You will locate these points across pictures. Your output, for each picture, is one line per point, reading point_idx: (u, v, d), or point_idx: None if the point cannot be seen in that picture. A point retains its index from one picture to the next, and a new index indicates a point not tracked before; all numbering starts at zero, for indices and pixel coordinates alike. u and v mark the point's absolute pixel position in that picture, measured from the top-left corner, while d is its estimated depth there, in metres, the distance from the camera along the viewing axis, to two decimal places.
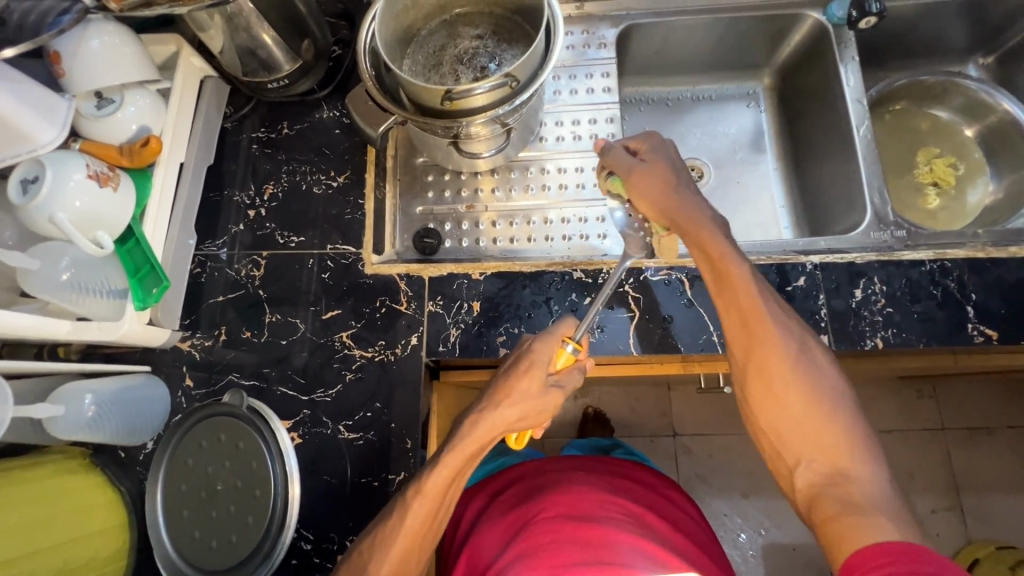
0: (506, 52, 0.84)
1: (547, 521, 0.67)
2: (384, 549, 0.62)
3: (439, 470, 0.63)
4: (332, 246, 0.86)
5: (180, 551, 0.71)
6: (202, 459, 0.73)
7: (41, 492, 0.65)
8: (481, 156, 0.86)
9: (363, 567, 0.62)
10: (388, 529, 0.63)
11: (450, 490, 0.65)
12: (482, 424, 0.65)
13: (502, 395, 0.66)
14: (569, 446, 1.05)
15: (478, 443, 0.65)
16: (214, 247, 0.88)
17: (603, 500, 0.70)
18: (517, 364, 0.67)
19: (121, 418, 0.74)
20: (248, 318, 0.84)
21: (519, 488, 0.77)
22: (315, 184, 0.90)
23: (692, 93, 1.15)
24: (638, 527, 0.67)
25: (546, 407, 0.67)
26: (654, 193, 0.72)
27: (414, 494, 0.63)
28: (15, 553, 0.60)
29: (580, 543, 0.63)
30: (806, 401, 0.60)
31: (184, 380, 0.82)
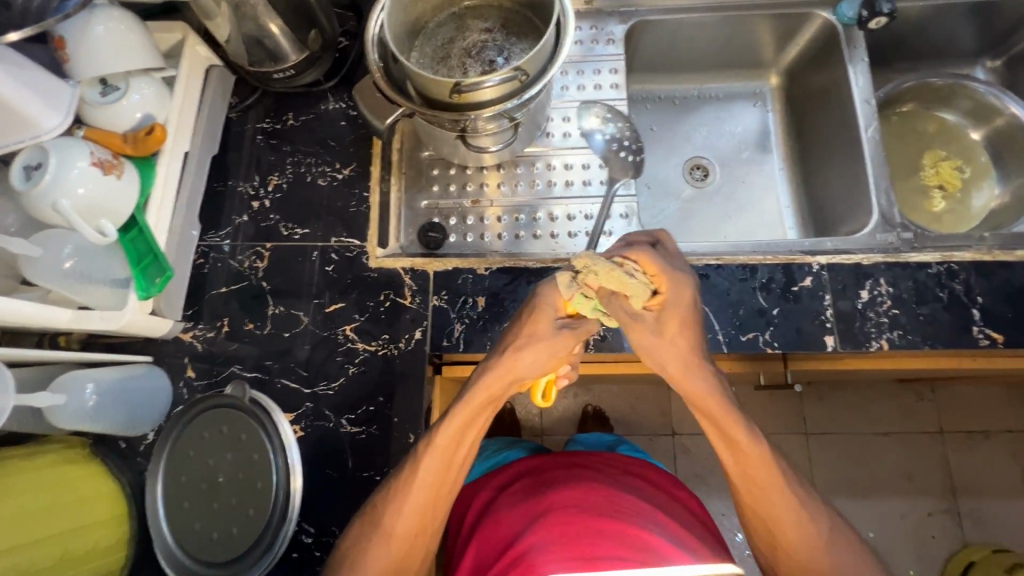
0: (515, 46, 0.84)
1: (561, 512, 0.67)
2: (400, 502, 0.64)
3: (450, 420, 0.64)
4: (336, 239, 0.86)
5: (180, 542, 0.71)
6: (203, 450, 0.73)
7: (43, 480, 0.65)
8: (488, 150, 0.86)
9: (380, 521, 0.64)
10: (402, 483, 0.64)
11: (461, 444, 0.65)
12: (488, 373, 0.64)
13: (511, 343, 0.66)
14: (572, 442, 1.05)
15: (488, 395, 0.64)
16: (217, 238, 0.87)
17: (615, 494, 0.70)
18: (523, 314, 0.67)
19: (122, 408, 0.73)
20: (251, 309, 0.83)
21: (528, 480, 0.77)
22: (320, 176, 0.89)
23: (699, 92, 1.14)
24: (650, 522, 0.67)
25: (557, 348, 0.65)
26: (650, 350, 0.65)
27: (426, 448, 0.64)
28: (19, 541, 0.60)
29: (596, 534, 0.63)
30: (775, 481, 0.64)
31: (185, 371, 0.81)
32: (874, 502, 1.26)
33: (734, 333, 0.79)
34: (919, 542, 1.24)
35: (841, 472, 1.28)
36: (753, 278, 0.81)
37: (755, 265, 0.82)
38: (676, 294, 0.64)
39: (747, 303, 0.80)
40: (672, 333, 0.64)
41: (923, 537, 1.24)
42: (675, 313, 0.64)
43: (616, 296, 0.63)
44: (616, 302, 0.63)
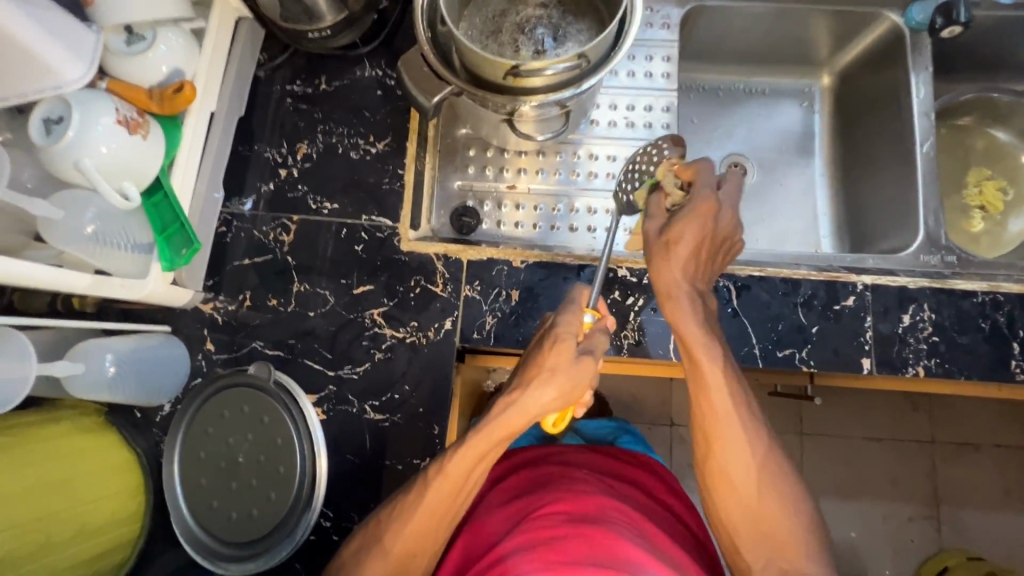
0: (571, 26, 0.78)
1: (546, 516, 0.65)
2: (399, 522, 0.64)
3: (462, 451, 0.63)
4: (366, 217, 0.82)
5: (197, 518, 0.70)
6: (223, 428, 0.71)
7: (55, 453, 0.63)
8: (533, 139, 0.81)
9: (380, 539, 0.64)
10: (400, 512, 0.64)
11: (472, 472, 0.64)
12: (509, 411, 0.62)
13: (530, 378, 0.62)
14: (573, 430, 1.03)
15: (507, 429, 0.62)
16: (241, 205, 0.83)
17: (608, 503, 0.68)
18: (542, 342, 0.64)
19: (140, 380, 0.71)
20: (275, 285, 0.80)
21: (523, 479, 0.77)
22: (351, 148, 0.84)
23: (746, 86, 1.09)
24: (636, 535, 0.64)
25: (579, 382, 0.62)
26: (693, 232, 0.64)
27: (435, 474, 0.63)
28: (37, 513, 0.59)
29: (580, 543, 0.60)
30: (748, 463, 0.64)
31: (204, 343, 0.78)
32: (861, 504, 1.29)
33: (771, 349, 0.78)
34: (897, 545, 1.27)
35: (832, 473, 1.30)
36: (795, 293, 0.79)
37: (798, 280, 0.79)
38: (695, 209, 0.64)
39: (786, 318, 0.79)
40: (683, 253, 0.65)
41: (902, 540, 1.27)
42: (686, 220, 0.64)
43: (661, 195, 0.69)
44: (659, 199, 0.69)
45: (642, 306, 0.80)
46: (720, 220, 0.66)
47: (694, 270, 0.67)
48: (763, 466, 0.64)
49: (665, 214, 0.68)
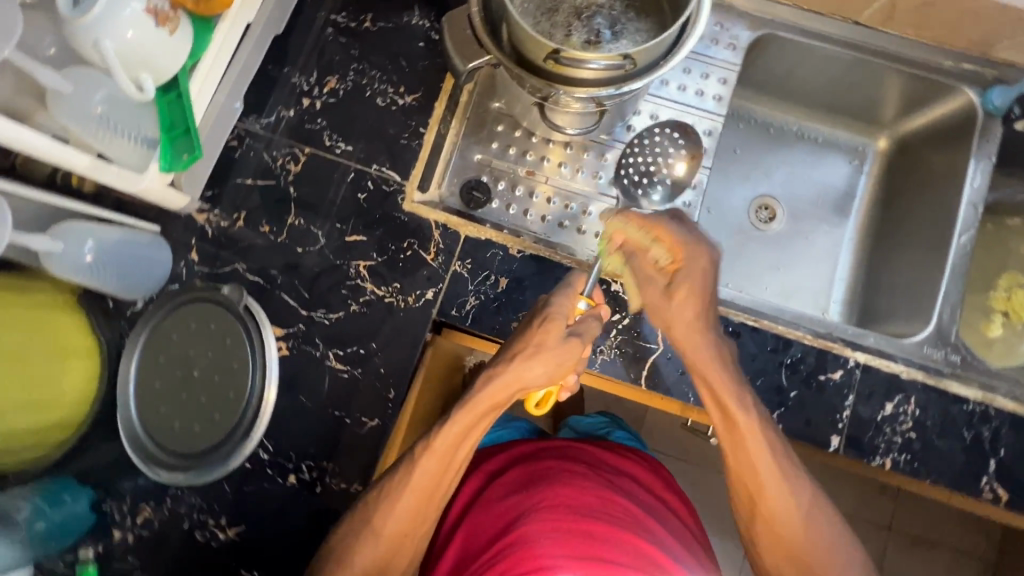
0: (631, 22, 0.74)
1: (555, 510, 0.68)
2: (391, 503, 0.64)
3: (449, 426, 0.64)
4: (377, 167, 0.80)
5: (141, 419, 0.71)
6: (186, 339, 0.71)
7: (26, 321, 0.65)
8: (562, 130, 0.82)
9: (370, 522, 0.64)
10: (392, 491, 0.65)
11: (459, 447, 0.65)
12: (495, 381, 0.64)
13: (518, 350, 0.65)
14: (567, 425, 1.02)
15: (492, 401, 0.64)
16: (257, 125, 0.81)
17: (613, 499, 0.71)
18: (533, 320, 0.66)
19: (119, 272, 0.71)
20: (272, 212, 0.79)
21: (517, 469, 0.77)
22: (379, 94, 0.82)
23: (798, 129, 1.04)
24: (645, 533, 0.69)
25: (564, 360, 0.64)
26: (696, 277, 0.67)
27: (422, 451, 0.65)
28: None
29: (604, 541, 0.66)
30: (780, 495, 0.64)
31: (189, 252, 0.78)
32: None
33: None
34: None
35: None
36: (783, 353, 0.77)
37: (790, 340, 0.78)
38: (691, 266, 0.67)
39: (768, 375, 0.76)
40: (681, 305, 0.68)
41: None
42: (686, 283, 0.67)
43: (641, 255, 0.70)
44: (638, 261, 0.70)
45: (626, 327, 0.79)
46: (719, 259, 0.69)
47: (706, 309, 0.68)
48: (802, 498, 0.65)
49: (660, 274, 0.69)
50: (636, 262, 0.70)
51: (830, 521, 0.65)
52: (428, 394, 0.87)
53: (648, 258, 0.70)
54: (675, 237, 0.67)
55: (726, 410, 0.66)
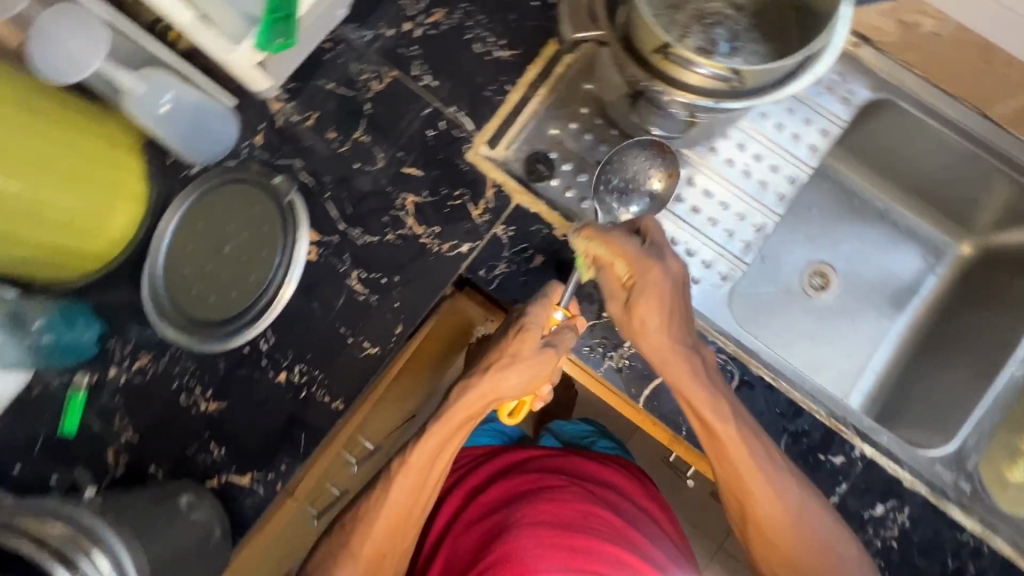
0: (752, 43, 0.71)
1: (537, 525, 0.73)
2: (368, 523, 0.71)
3: (427, 440, 0.71)
4: (453, 110, 0.79)
5: (164, 276, 0.74)
6: (226, 215, 0.75)
7: (78, 153, 0.66)
8: (650, 127, 0.76)
9: (350, 538, 0.71)
10: (368, 510, 0.71)
11: (434, 464, 0.72)
12: (469, 393, 0.70)
13: (494, 361, 0.70)
14: (549, 430, 1.01)
15: (467, 411, 0.71)
16: (354, 35, 0.80)
17: (592, 511, 0.77)
18: (511, 330, 0.70)
19: (186, 131, 0.73)
20: (342, 122, 0.79)
21: (494, 487, 0.82)
22: (478, 40, 0.80)
23: (884, 208, 0.99)
24: (623, 542, 0.74)
25: (539, 365, 0.69)
26: (657, 309, 0.66)
27: (399, 467, 0.72)
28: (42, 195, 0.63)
29: (584, 552, 0.71)
30: (774, 509, 0.67)
31: (254, 136, 0.79)
32: None
33: None
34: None
35: None
36: (791, 420, 0.75)
37: (803, 410, 0.75)
38: (646, 281, 0.66)
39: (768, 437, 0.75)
40: (667, 331, 0.67)
41: None
42: (644, 300, 0.66)
43: (609, 270, 0.69)
44: (604, 278, 0.69)
45: None
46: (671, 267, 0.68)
47: (677, 326, 0.68)
48: (795, 507, 0.67)
49: (620, 288, 0.68)
50: (603, 274, 0.69)
51: (829, 527, 0.68)
52: (432, 356, 0.86)
53: (612, 274, 0.69)
54: (631, 249, 0.66)
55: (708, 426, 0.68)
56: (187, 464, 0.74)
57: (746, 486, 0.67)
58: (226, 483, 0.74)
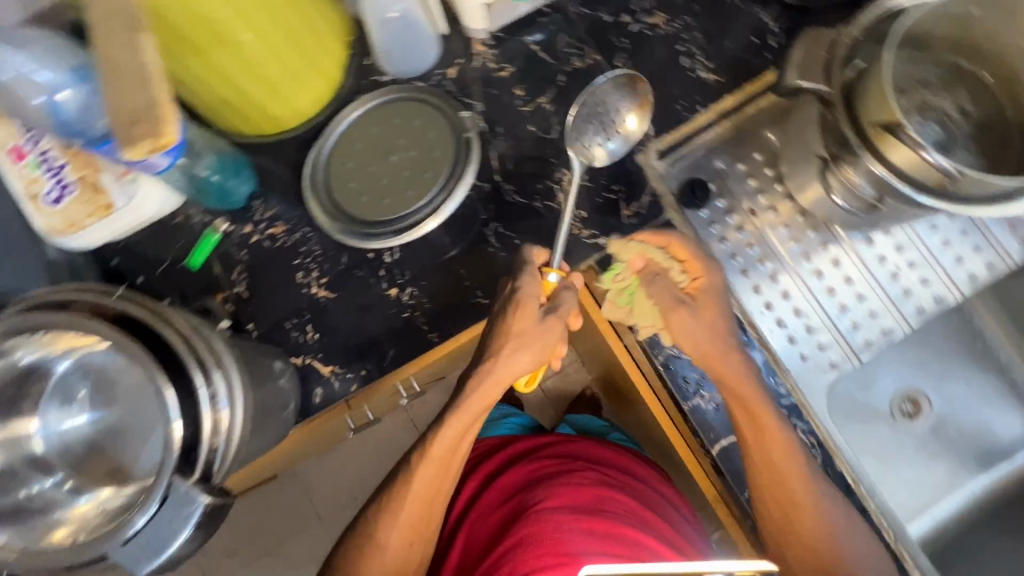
0: (966, 154, 0.69)
1: (560, 507, 0.73)
2: (393, 516, 0.72)
3: (444, 432, 0.71)
4: (639, 111, 0.80)
5: (328, 160, 0.78)
6: (405, 129, 0.79)
7: (298, 29, 0.69)
8: (832, 194, 0.73)
9: (375, 534, 0.72)
10: (396, 498, 0.72)
11: (463, 440, 0.72)
12: (485, 379, 0.69)
13: (505, 341, 0.69)
14: (567, 421, 1.13)
15: (487, 398, 0.71)
16: (572, 8, 0.82)
17: (607, 497, 0.76)
18: (507, 307, 0.69)
19: (397, 42, 0.76)
20: (531, 82, 0.81)
21: (506, 479, 0.83)
22: (687, 55, 0.81)
23: (1008, 363, 0.94)
24: (641, 524, 0.74)
25: (543, 339, 0.69)
26: (710, 322, 0.71)
27: (421, 460, 0.72)
28: (261, 57, 0.67)
29: (613, 536, 0.70)
30: (810, 503, 0.70)
31: (448, 67, 0.82)
32: None
33: None
34: None
35: None
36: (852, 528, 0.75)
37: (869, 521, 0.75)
38: (711, 274, 0.73)
39: None
40: (708, 319, 0.71)
41: None
42: (711, 306, 0.72)
43: (666, 275, 0.74)
44: (663, 283, 0.73)
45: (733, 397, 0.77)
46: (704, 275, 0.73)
47: (724, 321, 0.72)
48: (823, 505, 0.71)
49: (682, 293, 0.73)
50: (666, 279, 0.73)
51: (853, 522, 0.72)
52: None
53: (674, 276, 0.74)
54: (694, 251, 0.73)
55: (754, 415, 0.71)
56: (280, 335, 0.78)
57: (783, 480, 0.70)
58: (307, 363, 0.77)
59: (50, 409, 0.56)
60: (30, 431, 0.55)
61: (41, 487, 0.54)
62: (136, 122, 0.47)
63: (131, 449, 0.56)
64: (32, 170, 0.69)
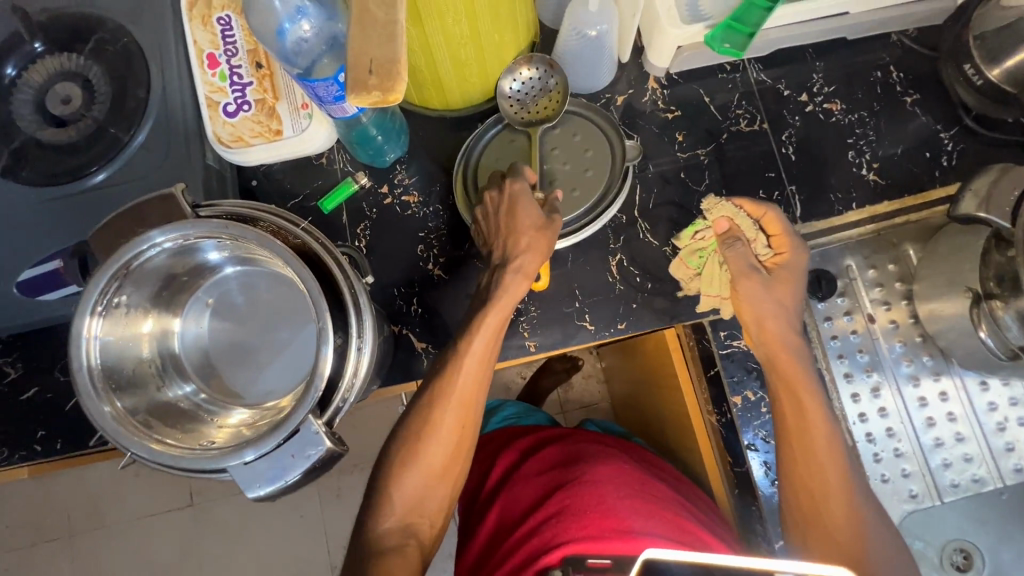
0: None
1: (615, 486, 0.70)
2: (427, 440, 0.66)
3: (466, 357, 0.67)
4: (790, 189, 0.81)
5: (483, 149, 0.81)
6: (564, 142, 0.80)
7: (505, 22, 0.70)
8: (978, 332, 0.70)
9: (408, 460, 0.66)
10: (426, 414, 0.67)
11: (481, 366, 0.67)
12: (506, 292, 0.68)
13: (511, 244, 0.70)
14: (591, 423, 1.03)
15: (501, 316, 0.68)
16: (755, 73, 0.83)
17: (648, 479, 0.72)
18: (507, 216, 0.70)
19: (583, 59, 0.77)
20: (694, 132, 0.82)
21: (549, 452, 0.79)
22: (854, 150, 0.81)
23: None
24: (687, 513, 0.70)
25: (535, 250, 0.69)
26: (775, 292, 0.70)
27: (447, 381, 0.67)
28: (465, 39, 0.68)
29: (661, 523, 0.66)
30: (862, 510, 0.64)
31: (619, 95, 0.83)
32: None
33: None
34: None
35: None
36: None
37: None
38: (792, 246, 0.72)
39: None
40: (780, 293, 0.70)
41: None
42: (782, 276, 0.71)
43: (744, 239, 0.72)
44: (742, 248, 0.71)
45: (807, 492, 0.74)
46: (780, 250, 0.73)
47: (791, 293, 0.71)
48: (871, 512, 0.64)
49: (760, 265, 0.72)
50: (734, 246, 0.72)
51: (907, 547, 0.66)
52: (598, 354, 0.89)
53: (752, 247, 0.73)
54: (775, 221, 0.73)
55: (792, 390, 0.68)
56: (385, 298, 0.79)
57: (820, 470, 0.65)
58: (403, 333, 0.78)
59: (189, 316, 0.61)
60: (175, 332, 0.60)
61: (181, 392, 0.58)
62: (372, 74, 0.49)
63: (256, 364, 0.61)
64: (220, 80, 0.72)
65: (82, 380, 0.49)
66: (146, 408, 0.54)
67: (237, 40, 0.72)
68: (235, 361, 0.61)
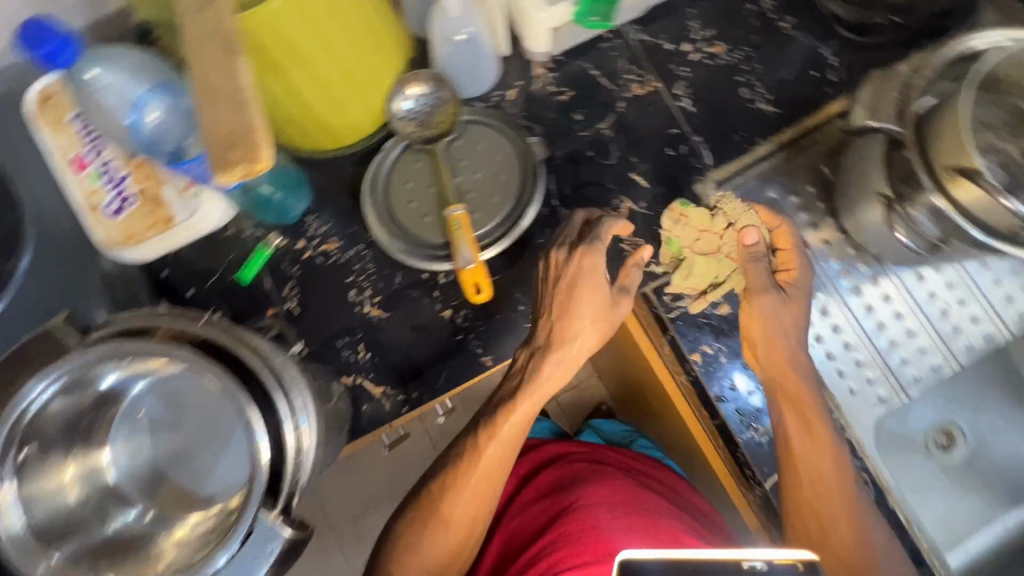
0: None
1: (605, 505, 0.71)
2: (454, 498, 0.71)
3: (502, 429, 0.71)
4: (697, 140, 0.81)
5: (387, 177, 0.78)
6: (467, 151, 0.79)
7: (369, 47, 0.68)
8: (895, 232, 0.73)
9: (435, 512, 0.72)
10: (453, 483, 0.71)
11: (514, 435, 0.71)
12: (541, 368, 0.71)
13: (553, 327, 0.71)
14: (589, 427, 1.13)
15: (541, 390, 0.71)
16: (634, 36, 0.83)
17: (644, 494, 0.74)
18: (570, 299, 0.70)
19: (463, 63, 0.77)
20: (592, 107, 0.82)
21: (548, 476, 0.81)
22: (746, 86, 0.82)
23: None
24: (676, 520, 0.72)
25: (588, 345, 0.71)
26: (786, 306, 0.72)
27: (478, 449, 0.71)
28: (332, 76, 0.66)
29: (652, 533, 0.67)
30: (836, 475, 0.71)
31: (509, 89, 0.82)
32: None
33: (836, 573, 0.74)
34: None
35: None
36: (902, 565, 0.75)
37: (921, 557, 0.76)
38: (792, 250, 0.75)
39: None
40: (791, 312, 0.72)
41: None
42: (787, 282, 0.74)
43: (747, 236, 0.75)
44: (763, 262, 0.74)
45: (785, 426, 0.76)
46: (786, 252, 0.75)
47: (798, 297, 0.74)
48: (839, 478, 0.71)
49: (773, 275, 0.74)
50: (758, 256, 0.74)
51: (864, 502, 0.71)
52: None
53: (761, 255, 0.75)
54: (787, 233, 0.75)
55: (783, 371, 0.71)
56: (331, 353, 0.77)
57: (814, 445, 0.70)
58: (358, 383, 0.76)
59: (118, 439, 0.61)
60: (106, 462, 0.60)
61: (126, 518, 0.59)
62: (231, 147, 0.47)
63: (202, 465, 0.61)
64: (93, 181, 0.67)
65: (7, 544, 0.51)
66: (90, 547, 0.55)
67: (101, 133, 0.68)
68: (179, 471, 0.62)
